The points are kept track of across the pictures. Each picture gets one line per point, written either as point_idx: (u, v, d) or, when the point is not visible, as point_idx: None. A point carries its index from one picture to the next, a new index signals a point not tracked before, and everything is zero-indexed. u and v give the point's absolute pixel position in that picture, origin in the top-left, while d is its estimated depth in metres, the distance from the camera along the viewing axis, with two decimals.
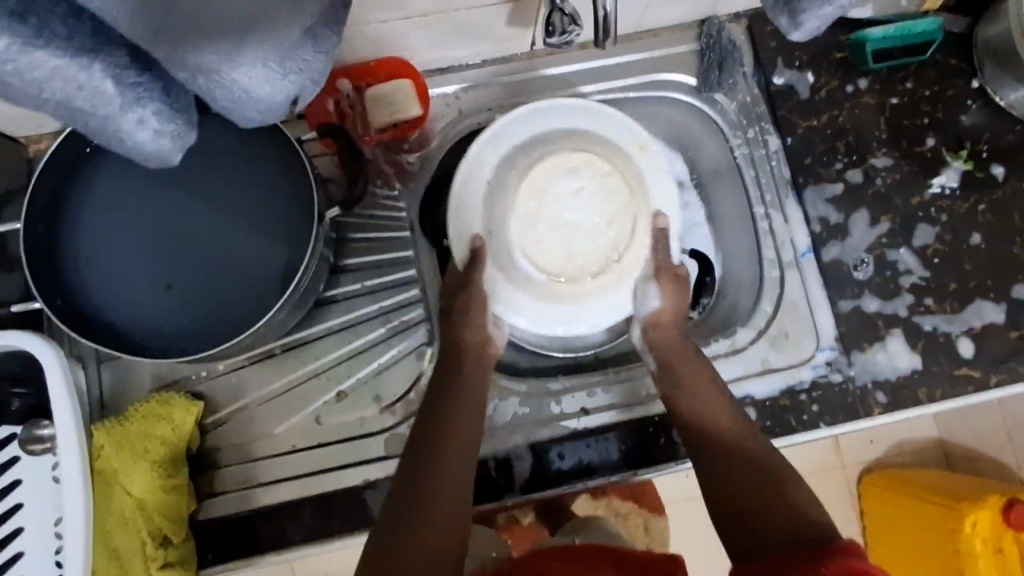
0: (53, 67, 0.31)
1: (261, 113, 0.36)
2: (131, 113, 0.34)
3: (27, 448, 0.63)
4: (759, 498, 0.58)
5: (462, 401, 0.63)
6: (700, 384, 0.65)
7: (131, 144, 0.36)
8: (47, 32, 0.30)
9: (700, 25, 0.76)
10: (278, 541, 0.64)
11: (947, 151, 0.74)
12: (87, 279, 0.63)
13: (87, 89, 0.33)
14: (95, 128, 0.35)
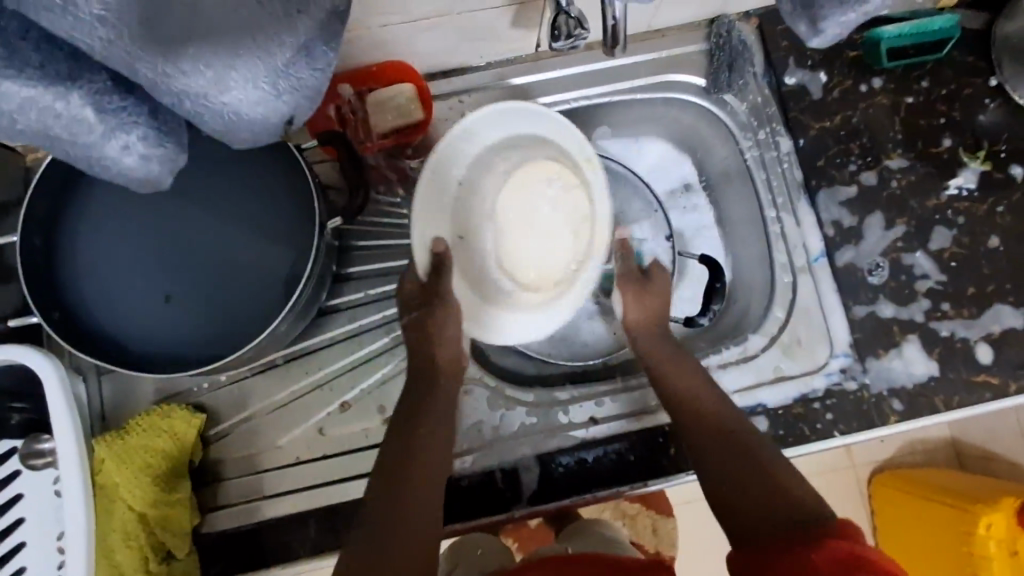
0: (25, 98, 0.30)
1: (254, 134, 0.35)
2: (114, 139, 0.33)
3: (28, 463, 0.62)
4: (751, 487, 0.55)
5: (437, 405, 0.62)
6: (686, 378, 0.65)
7: (117, 168, 0.35)
8: (19, 59, 0.28)
9: (708, 25, 0.74)
10: (282, 555, 0.63)
11: (964, 152, 0.72)
12: (86, 291, 0.62)
13: (65, 118, 0.31)
14: (77, 155, 0.34)
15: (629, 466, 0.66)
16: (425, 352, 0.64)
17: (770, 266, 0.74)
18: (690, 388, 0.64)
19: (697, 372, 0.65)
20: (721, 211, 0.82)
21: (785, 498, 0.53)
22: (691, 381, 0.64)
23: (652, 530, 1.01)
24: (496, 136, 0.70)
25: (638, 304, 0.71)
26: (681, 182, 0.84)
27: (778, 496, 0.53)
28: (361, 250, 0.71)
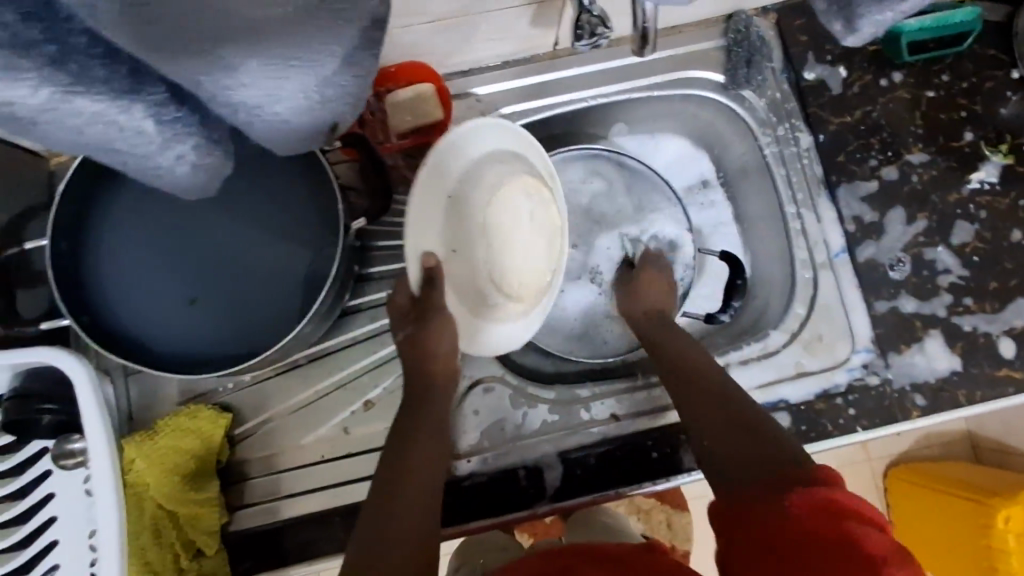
0: (93, 113, 0.30)
1: (297, 141, 0.36)
2: (171, 149, 0.34)
3: (60, 463, 0.63)
4: (733, 437, 0.56)
5: (432, 413, 0.62)
6: (678, 346, 0.67)
7: (168, 176, 0.35)
8: (86, 77, 0.28)
9: (726, 20, 0.74)
10: (307, 552, 0.63)
11: (986, 145, 0.72)
12: (113, 294, 0.62)
13: (128, 131, 0.32)
14: (133, 165, 0.34)
15: (649, 463, 0.66)
16: (422, 363, 0.64)
17: (790, 262, 0.74)
18: (683, 353, 0.66)
19: (691, 341, 0.68)
20: (738, 207, 0.82)
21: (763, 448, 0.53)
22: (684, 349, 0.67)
23: (667, 524, 1.01)
24: (473, 155, 0.70)
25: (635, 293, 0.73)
26: (698, 178, 0.84)
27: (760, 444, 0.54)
28: (382, 251, 0.71)
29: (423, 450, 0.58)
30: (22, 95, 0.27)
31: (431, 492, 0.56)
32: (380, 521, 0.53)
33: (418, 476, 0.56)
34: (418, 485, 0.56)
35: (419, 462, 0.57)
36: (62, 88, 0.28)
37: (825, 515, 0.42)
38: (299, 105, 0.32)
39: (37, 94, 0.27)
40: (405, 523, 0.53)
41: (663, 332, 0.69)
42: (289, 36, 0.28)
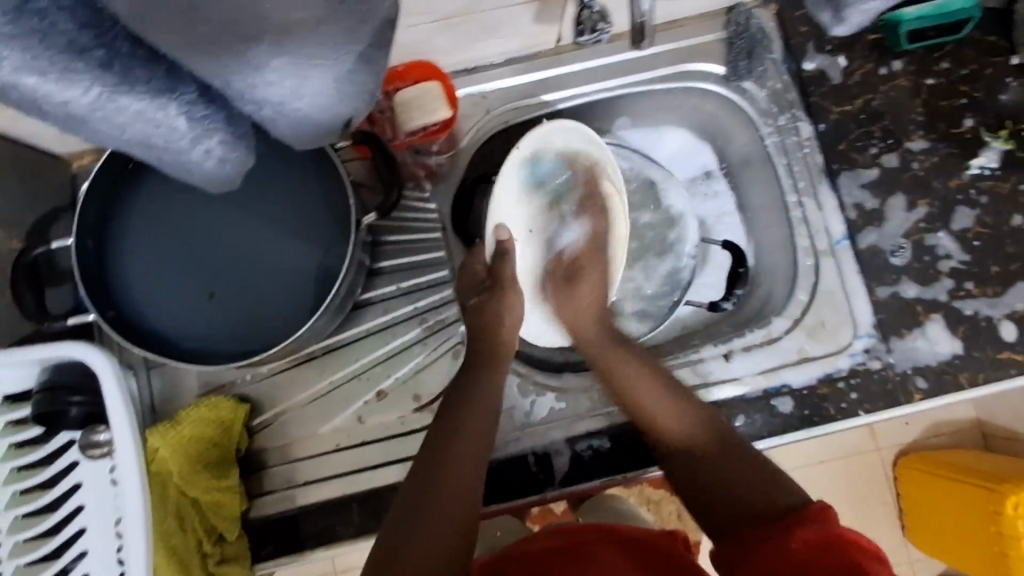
0: (134, 112, 0.32)
1: (318, 135, 0.37)
2: (200, 144, 0.35)
3: (87, 453, 0.66)
4: (712, 477, 0.60)
5: (480, 397, 0.62)
6: (640, 376, 0.66)
7: (198, 170, 0.37)
8: (131, 78, 0.31)
9: (727, 13, 0.75)
10: (326, 537, 0.66)
11: (986, 131, 0.73)
12: (134, 290, 0.64)
13: (163, 127, 0.33)
14: (167, 160, 0.36)
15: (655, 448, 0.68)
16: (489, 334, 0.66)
17: (793, 251, 0.75)
18: (646, 389, 0.65)
19: (647, 366, 0.67)
20: (741, 197, 0.84)
21: (747, 485, 0.58)
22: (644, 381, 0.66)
23: (678, 514, 1.03)
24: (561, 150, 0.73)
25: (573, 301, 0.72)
26: (702, 170, 0.85)
27: (742, 486, 0.58)
28: (392, 245, 0.74)
29: (465, 436, 0.59)
30: (73, 97, 0.30)
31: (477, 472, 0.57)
32: (419, 509, 0.54)
33: (466, 466, 0.57)
34: (464, 468, 0.57)
35: (461, 450, 0.58)
36: (109, 87, 0.30)
37: (821, 550, 0.48)
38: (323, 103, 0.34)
39: (88, 93, 0.30)
40: (448, 507, 0.54)
41: (620, 360, 0.69)
42: (309, 39, 0.30)
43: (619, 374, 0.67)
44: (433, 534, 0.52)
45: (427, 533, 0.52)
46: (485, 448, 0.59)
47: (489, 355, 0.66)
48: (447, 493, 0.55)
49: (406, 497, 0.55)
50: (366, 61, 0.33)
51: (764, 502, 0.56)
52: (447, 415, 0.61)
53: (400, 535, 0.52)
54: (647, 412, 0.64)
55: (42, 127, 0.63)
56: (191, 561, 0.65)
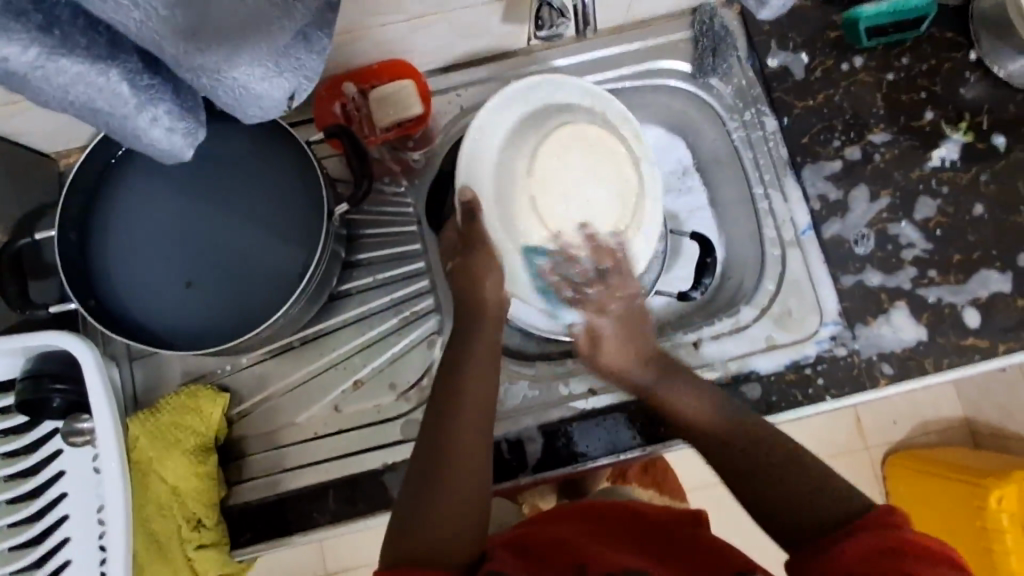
0: (75, 74, 0.30)
1: (261, 109, 0.34)
2: (144, 112, 0.33)
3: (69, 440, 0.67)
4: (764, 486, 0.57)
5: (472, 383, 0.61)
6: (692, 413, 0.63)
7: (145, 143, 0.34)
8: (69, 40, 0.29)
9: (692, 13, 0.78)
10: (304, 522, 0.67)
11: (946, 124, 0.75)
12: (116, 280, 0.66)
13: (106, 92, 0.31)
14: (114, 128, 0.33)
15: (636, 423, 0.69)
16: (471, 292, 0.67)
17: (760, 242, 0.77)
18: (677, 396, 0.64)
19: (706, 400, 0.63)
20: (713, 192, 0.83)
21: (798, 496, 0.55)
22: (697, 412, 0.63)
23: None
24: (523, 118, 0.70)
25: (613, 352, 0.68)
26: (678, 165, 0.85)
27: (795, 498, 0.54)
28: (369, 239, 0.76)
29: (466, 412, 0.59)
30: (14, 54, 0.28)
31: (481, 455, 0.57)
32: (424, 498, 0.54)
33: (469, 456, 0.57)
34: (468, 454, 0.57)
35: (466, 434, 0.58)
36: (46, 47, 0.29)
37: (898, 555, 0.44)
38: (286, 88, 0.34)
39: (25, 52, 0.29)
40: (457, 489, 0.55)
41: (669, 388, 0.65)
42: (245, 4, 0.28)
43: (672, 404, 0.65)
44: (443, 522, 0.53)
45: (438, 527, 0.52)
46: (484, 433, 0.59)
47: (471, 327, 0.66)
48: (453, 478, 0.55)
49: (413, 485, 0.56)
50: (309, 42, 0.34)
51: (817, 515, 0.52)
52: (444, 398, 0.60)
53: (411, 527, 0.53)
54: (692, 434, 0.63)
55: (30, 126, 0.66)
56: (172, 547, 0.67)
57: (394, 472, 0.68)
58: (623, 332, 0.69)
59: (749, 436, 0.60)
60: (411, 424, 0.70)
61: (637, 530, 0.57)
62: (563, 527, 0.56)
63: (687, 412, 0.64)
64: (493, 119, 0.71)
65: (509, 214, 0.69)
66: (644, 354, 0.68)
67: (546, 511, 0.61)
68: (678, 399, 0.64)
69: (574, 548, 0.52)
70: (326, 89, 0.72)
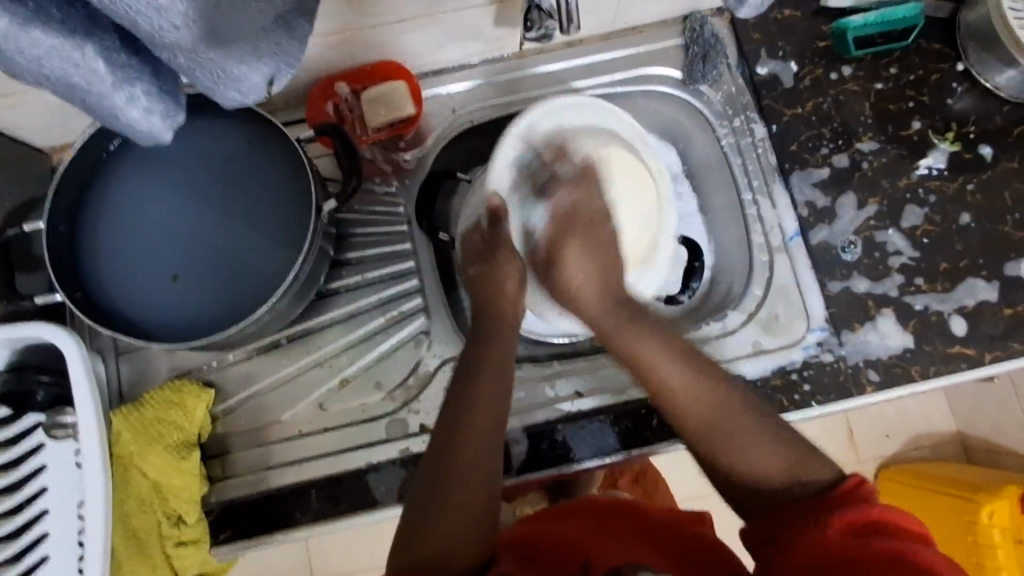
0: (48, 47, 0.28)
1: (241, 92, 0.34)
2: (122, 91, 0.31)
3: (51, 434, 0.67)
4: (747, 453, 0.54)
5: (480, 377, 0.60)
6: (664, 361, 0.60)
7: (121, 123, 0.32)
8: (44, 12, 0.27)
9: (684, 21, 0.78)
10: (287, 521, 0.67)
11: (934, 134, 0.75)
12: (103, 274, 0.67)
13: (82, 68, 0.29)
14: (88, 105, 0.31)
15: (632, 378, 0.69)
16: (493, 299, 0.67)
17: (748, 248, 0.77)
18: (650, 355, 0.61)
19: (673, 350, 0.61)
20: (704, 199, 0.83)
21: (778, 462, 0.52)
22: (680, 374, 0.59)
23: None
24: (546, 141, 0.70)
25: (574, 265, 0.69)
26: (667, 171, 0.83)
27: (780, 466, 0.52)
28: (359, 238, 0.76)
29: (484, 407, 0.58)
30: None
31: (489, 447, 0.56)
32: (431, 498, 0.53)
33: (478, 448, 0.55)
34: (476, 445, 0.56)
35: (475, 431, 0.57)
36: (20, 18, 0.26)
37: (863, 534, 0.43)
38: (264, 72, 0.34)
39: None
40: (469, 489, 0.53)
41: (637, 335, 0.63)
42: None
43: (644, 353, 0.62)
44: (451, 519, 0.51)
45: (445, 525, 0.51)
46: (494, 423, 0.58)
47: (489, 328, 0.65)
48: (467, 477, 0.54)
49: (423, 482, 0.55)
50: (289, 28, 0.34)
51: (789, 480, 0.51)
52: (455, 390, 0.60)
53: (419, 524, 0.52)
54: (677, 403, 0.58)
55: (23, 119, 0.66)
56: (152, 542, 0.67)
57: (379, 472, 0.68)
58: (581, 241, 0.69)
59: (732, 403, 0.57)
60: (397, 423, 0.70)
61: (639, 526, 0.56)
62: (567, 522, 0.57)
63: (662, 365, 0.60)
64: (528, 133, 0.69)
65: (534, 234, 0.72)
66: (607, 279, 0.68)
67: (552, 508, 0.61)
68: (643, 343, 0.62)
69: (569, 548, 0.52)
70: (319, 88, 0.73)
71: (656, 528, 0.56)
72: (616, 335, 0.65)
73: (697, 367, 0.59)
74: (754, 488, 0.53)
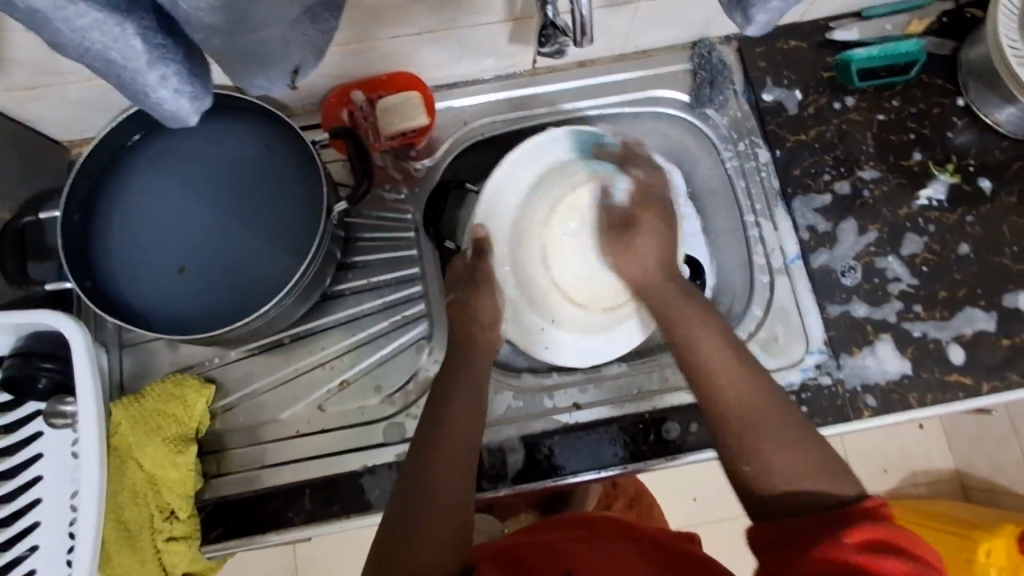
0: (93, 20, 0.28)
1: (268, 78, 0.37)
2: (155, 69, 0.32)
3: (50, 422, 0.68)
4: (773, 449, 0.53)
5: (463, 390, 0.62)
6: (712, 336, 0.61)
7: (149, 100, 0.33)
8: None
9: (693, 46, 0.81)
10: (278, 520, 0.67)
11: (934, 165, 0.77)
12: (114, 267, 0.68)
13: (121, 43, 0.30)
14: (120, 82, 0.32)
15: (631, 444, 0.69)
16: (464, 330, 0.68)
17: (750, 269, 0.78)
18: (698, 326, 0.62)
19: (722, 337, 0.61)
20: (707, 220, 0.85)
21: (802, 464, 0.52)
22: (725, 363, 0.59)
23: None
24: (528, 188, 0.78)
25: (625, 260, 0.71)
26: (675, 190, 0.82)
27: (800, 468, 0.51)
28: (366, 243, 0.77)
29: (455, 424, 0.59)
30: None
31: (469, 457, 0.57)
32: (413, 510, 0.53)
33: (455, 459, 0.56)
34: (456, 453, 0.57)
35: (453, 445, 0.57)
36: None
37: (876, 550, 0.43)
38: (291, 58, 0.36)
39: None
40: (443, 508, 0.53)
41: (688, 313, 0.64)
42: None
43: (693, 338, 0.62)
44: (429, 537, 0.51)
45: (425, 533, 0.51)
46: (472, 432, 0.59)
47: (462, 355, 0.66)
48: (441, 486, 0.54)
49: (400, 496, 0.55)
50: (315, 20, 0.35)
51: (809, 479, 0.51)
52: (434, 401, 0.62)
53: (398, 534, 0.52)
54: (713, 387, 0.58)
55: (45, 112, 0.68)
56: (142, 536, 0.67)
57: (373, 475, 0.68)
58: (657, 213, 0.72)
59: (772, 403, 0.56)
60: (396, 427, 0.70)
61: (628, 536, 0.58)
62: (552, 532, 0.59)
63: (711, 353, 0.60)
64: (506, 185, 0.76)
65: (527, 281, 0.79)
66: (663, 256, 0.70)
67: (542, 522, 0.63)
68: (695, 319, 0.63)
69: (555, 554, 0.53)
70: (335, 95, 0.75)
71: (647, 542, 0.57)
72: (674, 313, 0.65)
73: (742, 359, 0.59)
74: (772, 476, 0.52)
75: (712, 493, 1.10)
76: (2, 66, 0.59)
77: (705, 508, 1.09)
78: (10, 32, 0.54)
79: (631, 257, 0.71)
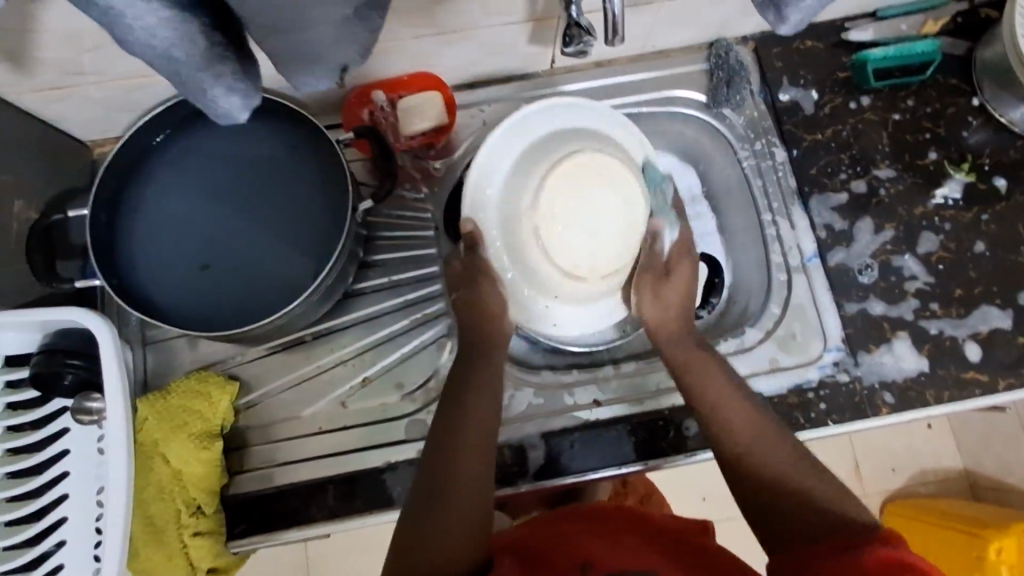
0: (161, 19, 0.29)
1: (315, 76, 0.37)
2: (214, 67, 0.33)
3: (77, 418, 0.68)
4: (798, 484, 0.54)
5: (479, 385, 0.63)
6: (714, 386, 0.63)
7: (202, 97, 0.34)
8: None
9: (709, 46, 0.81)
10: (300, 516, 0.67)
11: (949, 164, 0.78)
12: (140, 265, 0.68)
13: (186, 42, 0.31)
14: (180, 82, 0.33)
15: (653, 441, 0.70)
16: (484, 324, 0.68)
17: (766, 268, 0.79)
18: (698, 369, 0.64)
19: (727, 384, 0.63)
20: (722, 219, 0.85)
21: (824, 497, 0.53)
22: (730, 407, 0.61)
23: None
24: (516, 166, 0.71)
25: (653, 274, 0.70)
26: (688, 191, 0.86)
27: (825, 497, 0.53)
28: (386, 241, 0.77)
29: (474, 425, 0.59)
30: None
31: (487, 455, 0.58)
32: (433, 510, 0.53)
33: (472, 459, 0.57)
34: (474, 450, 0.57)
35: (474, 443, 0.58)
36: None
37: (894, 570, 0.43)
38: (338, 57, 0.37)
39: None
40: (460, 507, 0.53)
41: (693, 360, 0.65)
42: None
43: (703, 384, 0.63)
44: (450, 532, 0.51)
45: (445, 527, 0.52)
46: (488, 427, 0.60)
47: (484, 349, 0.66)
48: (459, 484, 0.55)
49: (417, 496, 0.55)
50: (362, 19, 0.35)
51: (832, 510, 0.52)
52: (451, 401, 0.62)
53: (418, 532, 0.52)
54: (728, 440, 0.59)
55: (70, 111, 0.68)
56: (167, 531, 0.68)
57: (395, 472, 0.69)
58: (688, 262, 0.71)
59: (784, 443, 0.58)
60: (416, 425, 0.71)
61: (643, 529, 0.58)
62: (566, 523, 0.58)
63: (714, 398, 0.62)
64: (489, 172, 0.72)
65: (523, 265, 0.70)
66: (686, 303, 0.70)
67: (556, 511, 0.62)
68: (695, 364, 0.65)
69: (572, 548, 0.53)
70: (356, 95, 0.76)
71: (664, 536, 0.57)
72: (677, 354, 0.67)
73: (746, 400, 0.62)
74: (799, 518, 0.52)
75: (722, 491, 1.10)
76: (33, 66, 0.59)
77: (715, 506, 1.10)
78: (43, 32, 0.55)
79: (659, 305, 0.69)
